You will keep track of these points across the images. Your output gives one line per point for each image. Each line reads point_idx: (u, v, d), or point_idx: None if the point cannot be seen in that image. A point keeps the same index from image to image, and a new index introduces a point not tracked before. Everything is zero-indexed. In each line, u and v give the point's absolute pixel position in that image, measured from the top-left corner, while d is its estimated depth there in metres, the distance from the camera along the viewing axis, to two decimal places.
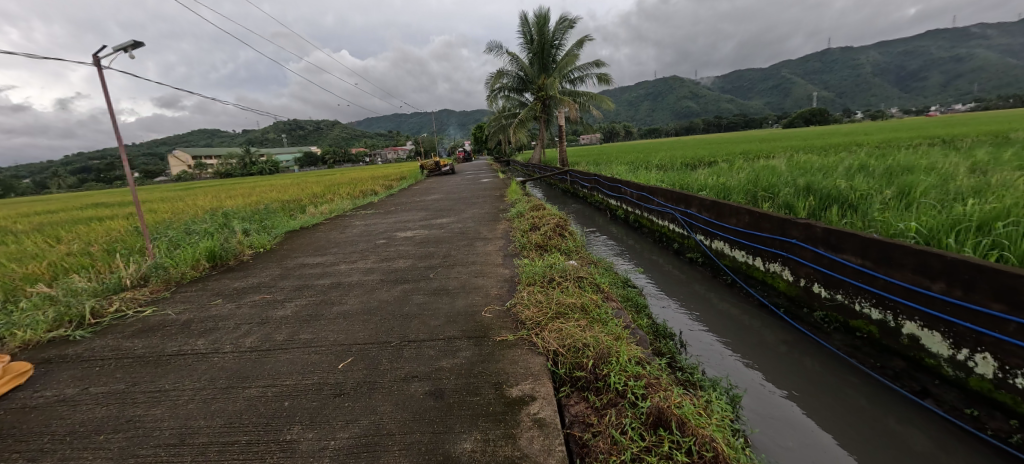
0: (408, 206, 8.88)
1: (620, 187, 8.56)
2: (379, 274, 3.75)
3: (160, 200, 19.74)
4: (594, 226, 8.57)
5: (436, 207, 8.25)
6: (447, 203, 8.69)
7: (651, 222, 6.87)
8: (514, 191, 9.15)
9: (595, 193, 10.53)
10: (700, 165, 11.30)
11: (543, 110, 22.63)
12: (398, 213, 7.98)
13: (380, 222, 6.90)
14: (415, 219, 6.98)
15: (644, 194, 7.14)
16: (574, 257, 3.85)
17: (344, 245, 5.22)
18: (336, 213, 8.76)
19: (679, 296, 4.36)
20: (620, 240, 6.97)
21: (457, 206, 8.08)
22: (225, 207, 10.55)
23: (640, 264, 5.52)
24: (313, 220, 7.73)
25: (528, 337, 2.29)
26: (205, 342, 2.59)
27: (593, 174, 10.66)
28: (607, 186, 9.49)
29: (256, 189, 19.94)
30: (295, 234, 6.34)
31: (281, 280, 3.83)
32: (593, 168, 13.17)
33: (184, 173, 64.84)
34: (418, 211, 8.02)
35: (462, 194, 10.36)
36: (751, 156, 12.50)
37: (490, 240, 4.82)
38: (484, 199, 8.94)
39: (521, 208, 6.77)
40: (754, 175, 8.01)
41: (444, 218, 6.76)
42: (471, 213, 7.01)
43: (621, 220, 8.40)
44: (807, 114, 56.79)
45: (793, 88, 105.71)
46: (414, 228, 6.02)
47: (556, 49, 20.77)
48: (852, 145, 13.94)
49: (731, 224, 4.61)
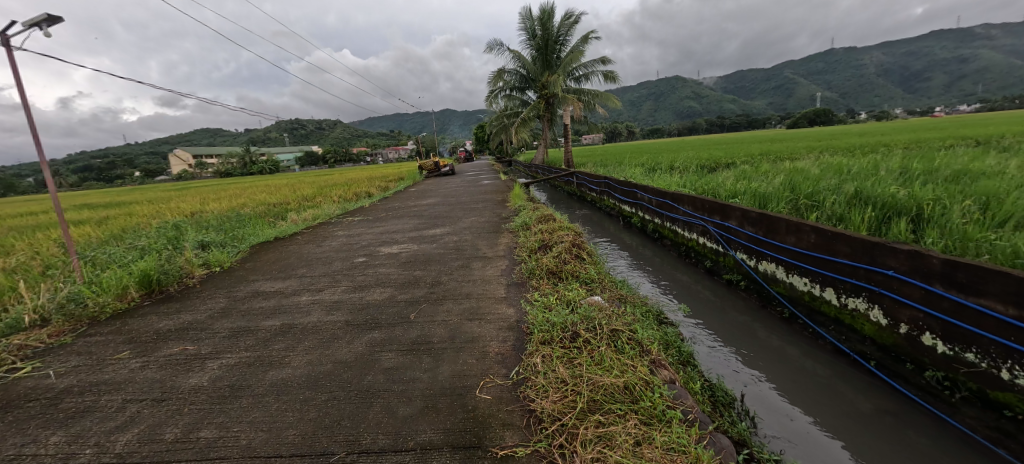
0: (400, 212, 8.02)
1: (636, 191, 7.65)
2: (346, 312, 2.90)
3: (148, 201, 18.96)
4: (605, 234, 7.68)
5: (429, 214, 7.37)
6: (443, 210, 7.81)
7: (674, 233, 5.99)
8: (517, 195, 8.28)
9: (605, 197, 9.62)
10: (718, 167, 10.42)
11: (546, 109, 21.77)
12: (387, 220, 7.14)
13: (365, 233, 6.04)
14: (404, 229, 6.11)
15: (667, 202, 6.24)
16: (597, 291, 2.97)
17: (317, 264, 4.37)
18: (320, 220, 7.88)
19: (725, 333, 3.48)
20: (639, 254, 6.08)
21: (453, 213, 7.20)
22: (203, 212, 9.70)
23: (667, 286, 4.63)
24: (291, 229, 6.86)
25: (549, 457, 1.45)
26: (62, 440, 1.74)
27: (604, 176, 9.74)
28: (620, 190, 8.59)
29: (245, 190, 18.99)
30: (265, 247, 5.48)
31: (221, 319, 2.96)
32: (602, 170, 12.29)
33: (184, 172, 64.38)
34: (410, 218, 7.15)
35: (460, 198, 9.49)
36: (772, 157, 11.60)
37: (489, 260, 3.96)
38: (484, 205, 8.08)
39: (526, 216, 5.86)
40: (786, 179, 7.12)
41: (437, 228, 5.90)
42: (468, 223, 6.14)
43: (637, 228, 7.50)
44: (813, 115, 55.76)
45: (797, 88, 104.64)
46: (402, 242, 5.16)
47: (560, 45, 19.91)
48: (878, 145, 13.00)
49: (788, 244, 3.74)
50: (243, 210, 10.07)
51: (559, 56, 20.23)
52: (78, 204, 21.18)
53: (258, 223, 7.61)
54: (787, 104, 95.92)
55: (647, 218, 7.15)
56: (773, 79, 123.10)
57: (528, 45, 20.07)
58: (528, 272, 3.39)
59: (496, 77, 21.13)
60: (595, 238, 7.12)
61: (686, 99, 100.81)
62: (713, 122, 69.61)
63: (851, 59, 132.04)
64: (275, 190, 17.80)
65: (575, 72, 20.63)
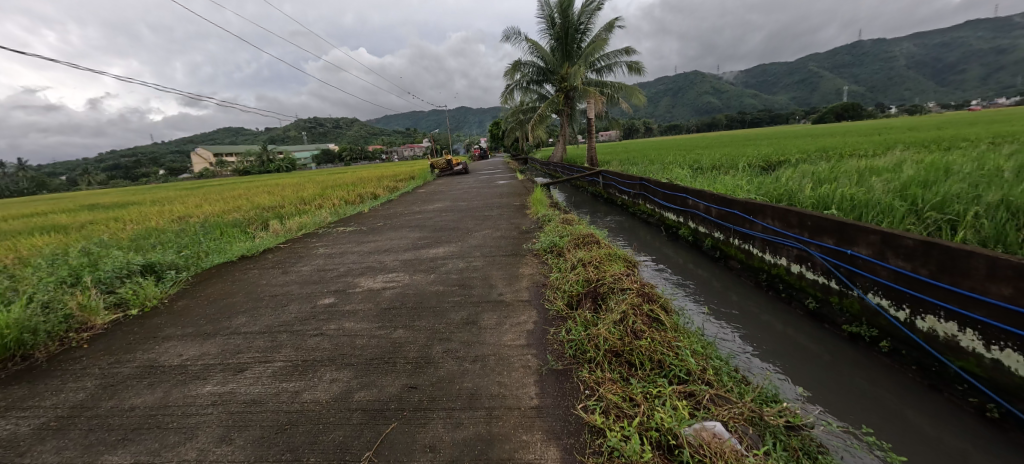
0: (400, 221, 6.75)
1: (685, 196, 6.19)
2: (253, 437, 1.63)
3: (152, 201, 18.28)
4: (645, 247, 6.24)
5: (434, 225, 6.06)
6: (450, 219, 6.48)
7: (748, 253, 4.59)
8: (539, 200, 6.89)
9: (641, 202, 8.22)
10: (773, 166, 8.89)
11: (565, 103, 20.32)
12: (382, 232, 5.89)
13: (349, 252, 4.77)
14: (400, 246, 4.86)
15: (737, 213, 4.77)
16: (704, 400, 1.66)
17: (266, 307, 3.11)
18: (306, 230, 6.66)
19: (899, 450, 2.09)
20: (698, 280, 4.65)
21: (462, 225, 5.85)
22: (185, 221, 8.66)
23: (759, 339, 3.24)
24: (265, 243, 5.67)
25: None
26: None
27: (640, 177, 8.26)
28: (662, 194, 7.12)
29: (248, 191, 17.97)
30: (219, 273, 4.27)
31: (47, 441, 1.73)
32: (633, 169, 10.86)
33: (205, 171, 65.13)
34: (409, 229, 5.85)
35: (472, 203, 8.16)
36: (835, 155, 9.93)
37: (506, 313, 2.63)
38: (499, 212, 6.75)
39: (555, 231, 4.48)
40: (885, 181, 5.56)
41: (440, 247, 4.63)
42: (479, 240, 4.81)
43: (685, 241, 6.07)
44: (839, 109, 52.79)
45: (824, 82, 100.40)
46: (391, 269, 3.87)
47: (581, 34, 18.42)
48: (960, 140, 11.08)
49: (984, 296, 2.34)
50: (229, 218, 8.98)
51: (581, 45, 18.75)
52: (87, 204, 20.73)
53: (232, 235, 6.42)
54: (814, 98, 91.88)
55: (702, 230, 5.69)
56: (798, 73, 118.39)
57: (546, 35, 18.63)
58: (571, 348, 2.05)
59: (512, 69, 19.77)
60: (636, 254, 5.70)
61: (707, 93, 97.49)
62: (736, 118, 66.79)
63: (880, 51, 126.18)
64: (277, 191, 16.74)
65: (597, 63, 19.13)
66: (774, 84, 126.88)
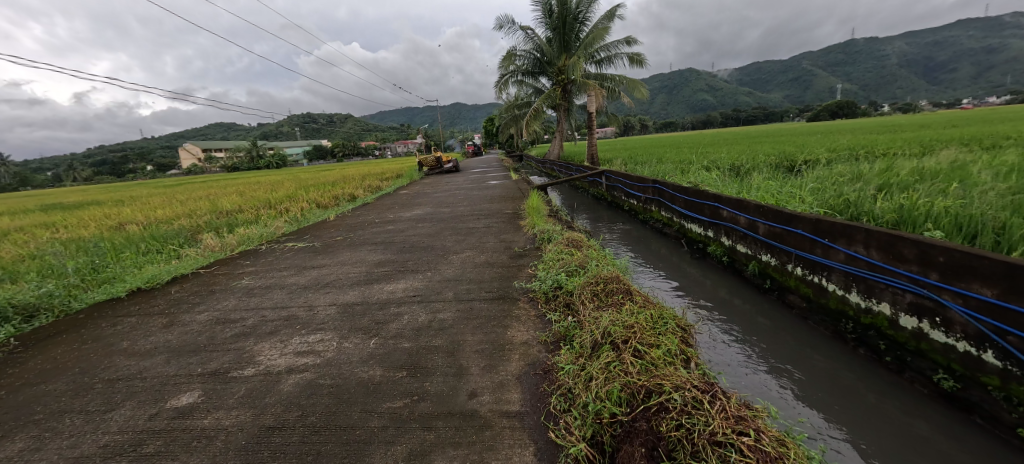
0: (365, 233, 5.49)
1: (714, 204, 4.98)
2: None
3: (118, 200, 16.89)
4: (665, 268, 5.04)
5: (403, 240, 4.81)
6: (427, 231, 5.23)
7: (819, 289, 3.39)
8: (535, 207, 5.67)
9: (654, 208, 7.00)
10: (804, 167, 7.70)
11: (563, 97, 19.09)
12: (339, 250, 4.64)
13: (278, 284, 3.51)
14: (348, 276, 3.59)
15: (801, 232, 3.55)
16: None
17: (82, 411, 1.87)
18: (247, 244, 5.39)
19: None
20: (748, 324, 3.49)
21: (437, 242, 4.61)
22: (121, 231, 7.38)
23: (890, 457, 2.08)
24: (181, 266, 4.39)
25: None
26: None
27: (653, 179, 7.05)
28: (682, 199, 5.91)
29: (221, 190, 16.62)
30: (82, 322, 3.02)
31: None
32: (640, 169, 9.67)
33: (193, 166, 63.41)
34: (371, 247, 4.60)
35: (457, 209, 6.92)
36: (869, 154, 8.78)
37: (477, 455, 1.42)
38: (486, 223, 5.51)
39: (554, 260, 3.26)
40: (976, 189, 4.34)
41: (400, 280, 3.39)
42: (455, 269, 3.57)
43: (715, 261, 4.89)
44: (835, 108, 51.80)
45: (819, 80, 99.96)
46: (318, 322, 2.63)
47: (581, 23, 17.15)
48: (1002, 138, 9.93)
49: None
50: (173, 225, 7.68)
51: (580, 35, 17.51)
52: (51, 202, 19.27)
53: (152, 254, 5.14)
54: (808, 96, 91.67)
55: (740, 249, 4.50)
56: (794, 70, 117.82)
57: (544, 24, 17.36)
58: None
59: (506, 59, 18.46)
60: (659, 282, 4.52)
61: (702, 90, 96.54)
62: (731, 115, 66.22)
63: (875, 49, 125.94)
64: (249, 190, 15.32)
65: (597, 54, 17.87)
66: (769, 81, 126.40)
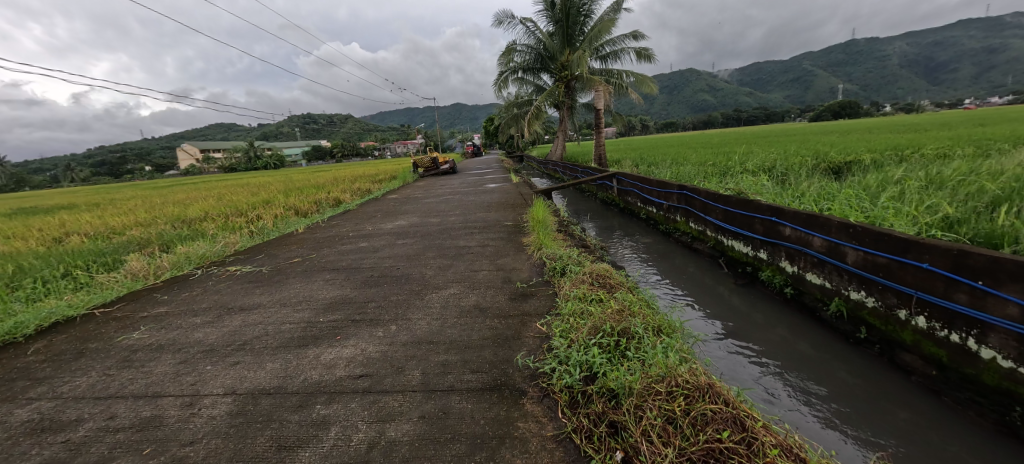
0: (331, 253, 4.41)
1: (770, 218, 3.90)
2: None
3: (91, 205, 15.73)
4: (705, 299, 3.98)
5: (373, 266, 3.74)
6: (406, 252, 4.15)
7: (957, 354, 2.36)
8: (540, 220, 4.62)
9: (679, 219, 5.95)
10: (848, 171, 6.66)
11: (565, 95, 18.06)
12: (289, 279, 3.56)
13: (176, 344, 2.43)
14: (276, 329, 2.51)
15: (923, 267, 2.51)
16: None
17: None
18: (180, 267, 4.30)
19: None
20: (854, 398, 2.43)
21: (415, 269, 3.53)
22: (50, 246, 6.25)
23: None
24: (69, 305, 3.28)
25: None
26: None
27: (679, 184, 5.99)
28: (719, 210, 4.82)
29: (202, 193, 15.49)
30: None
31: None
32: (655, 172, 8.65)
33: (191, 167, 62.59)
34: (329, 276, 3.52)
35: (447, 220, 5.84)
36: (919, 155, 7.69)
37: None
38: (481, 240, 4.45)
39: (575, 313, 2.19)
40: None
41: (347, 339, 2.32)
42: (433, 319, 2.49)
43: (769, 290, 3.84)
44: (837, 108, 50.89)
45: (821, 79, 99.07)
46: (188, 439, 1.57)
47: (585, 16, 16.14)
48: None
49: None
50: (117, 239, 6.58)
51: (584, 29, 16.49)
52: (28, 205, 18.23)
53: (57, 282, 4.06)
54: (809, 96, 90.85)
55: (810, 280, 3.44)
56: (795, 70, 117.19)
57: (546, 17, 16.35)
58: None
59: (506, 54, 17.39)
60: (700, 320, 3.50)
61: (704, 90, 95.48)
62: (732, 115, 65.47)
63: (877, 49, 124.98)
64: (228, 194, 14.15)
65: (601, 49, 16.88)
66: (771, 80, 125.42)
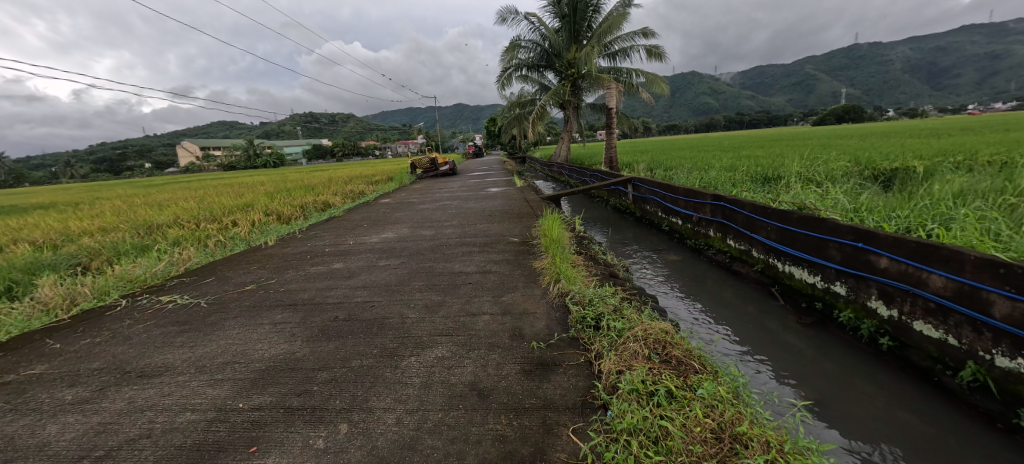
0: (293, 278, 3.53)
1: (855, 244, 3.02)
2: None
3: (70, 204, 14.86)
4: (764, 345, 3.13)
5: (340, 302, 2.86)
6: (386, 280, 3.28)
7: None
8: (554, 238, 3.75)
9: (713, 234, 5.09)
10: (904, 180, 5.78)
11: (572, 94, 17.23)
12: (225, 321, 2.69)
13: (4, 453, 1.58)
14: (165, 426, 1.65)
15: None
16: None
17: None
18: (103, 295, 3.43)
19: None
20: None
21: (393, 310, 2.65)
22: None
23: None
24: None
25: None
26: None
27: (712, 193, 5.13)
28: (773, 228, 3.94)
29: (187, 194, 14.64)
30: None
31: None
32: (676, 177, 7.80)
33: (191, 164, 61.81)
34: (279, 318, 2.65)
35: (441, 233, 4.95)
36: (976, 163, 6.79)
37: None
38: (482, 263, 3.60)
39: (639, 431, 1.39)
40: None
41: (267, 452, 1.48)
42: (405, 414, 1.62)
43: (849, 335, 3.01)
44: (840, 111, 49.93)
45: (826, 83, 98.31)
46: None
47: (594, 12, 15.32)
48: None
49: None
50: (62, 250, 5.72)
51: (592, 25, 15.65)
52: (8, 203, 17.42)
53: None
54: (814, 99, 89.89)
55: (920, 331, 2.61)
56: (799, 74, 116.41)
57: (553, 13, 15.51)
58: None
59: (510, 50, 16.50)
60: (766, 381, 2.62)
61: (707, 93, 94.50)
62: (735, 118, 64.78)
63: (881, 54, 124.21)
64: (213, 195, 13.30)
65: (610, 47, 16.06)
66: (775, 83, 124.45)
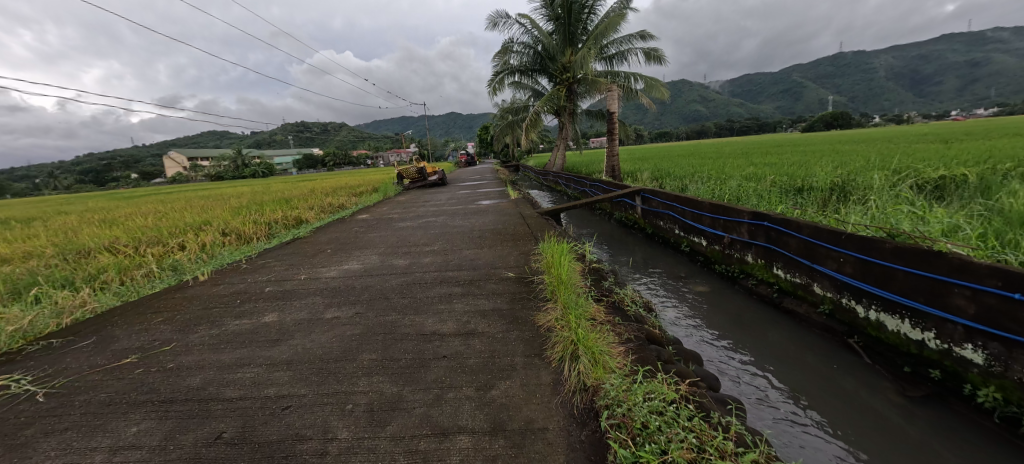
0: (199, 342, 2.52)
1: (1006, 295, 2.06)
2: None
3: (22, 220, 13.58)
4: (876, 440, 2.18)
5: (239, 398, 1.84)
6: (325, 349, 2.27)
7: None
8: (561, 276, 2.76)
9: (753, 260, 4.13)
10: (969, 190, 4.88)
11: (567, 99, 16.39)
12: (43, 440, 1.69)
13: None
14: None
15: None
16: None
17: None
18: None
19: None
20: None
21: (315, 420, 1.65)
22: None
23: None
24: None
25: None
26: None
27: (750, 210, 4.18)
28: (850, 259, 2.99)
29: (153, 208, 13.46)
30: None
31: None
32: (691, 188, 6.89)
33: (177, 175, 60.44)
34: (128, 438, 1.64)
35: (417, 265, 3.94)
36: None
37: None
38: (463, 316, 2.61)
39: None
40: None
41: None
42: None
43: (999, 426, 2.09)
44: (828, 118, 49.79)
45: (814, 90, 99.08)
46: None
47: (589, 14, 14.53)
48: None
49: None
50: None
51: (588, 27, 14.84)
52: None
53: None
54: (803, 106, 90.56)
55: None
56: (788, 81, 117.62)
57: (546, 13, 14.69)
58: None
59: (502, 53, 15.65)
60: None
61: (698, 100, 94.69)
62: (726, 125, 64.71)
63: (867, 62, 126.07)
64: (180, 209, 12.18)
65: (607, 50, 15.28)
66: (765, 90, 125.48)
